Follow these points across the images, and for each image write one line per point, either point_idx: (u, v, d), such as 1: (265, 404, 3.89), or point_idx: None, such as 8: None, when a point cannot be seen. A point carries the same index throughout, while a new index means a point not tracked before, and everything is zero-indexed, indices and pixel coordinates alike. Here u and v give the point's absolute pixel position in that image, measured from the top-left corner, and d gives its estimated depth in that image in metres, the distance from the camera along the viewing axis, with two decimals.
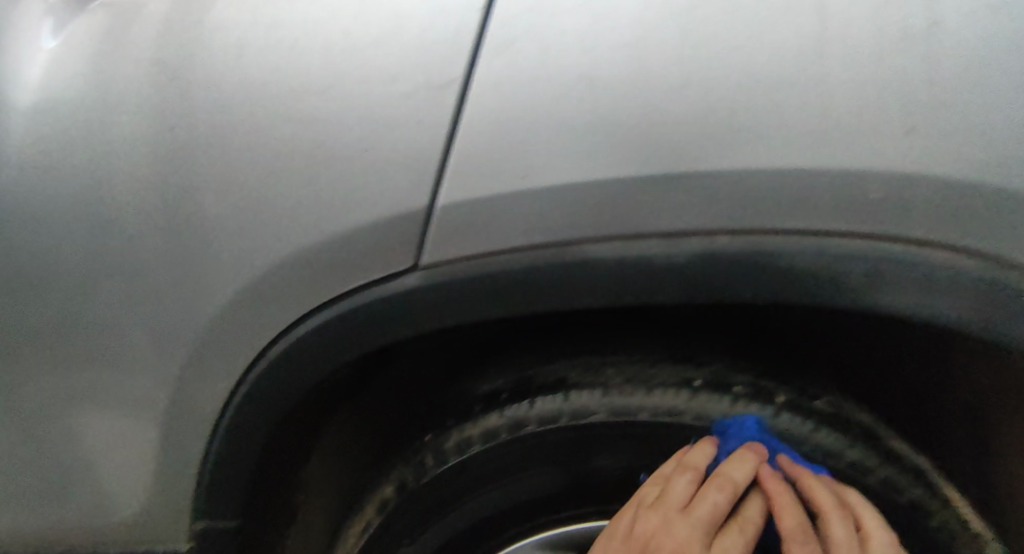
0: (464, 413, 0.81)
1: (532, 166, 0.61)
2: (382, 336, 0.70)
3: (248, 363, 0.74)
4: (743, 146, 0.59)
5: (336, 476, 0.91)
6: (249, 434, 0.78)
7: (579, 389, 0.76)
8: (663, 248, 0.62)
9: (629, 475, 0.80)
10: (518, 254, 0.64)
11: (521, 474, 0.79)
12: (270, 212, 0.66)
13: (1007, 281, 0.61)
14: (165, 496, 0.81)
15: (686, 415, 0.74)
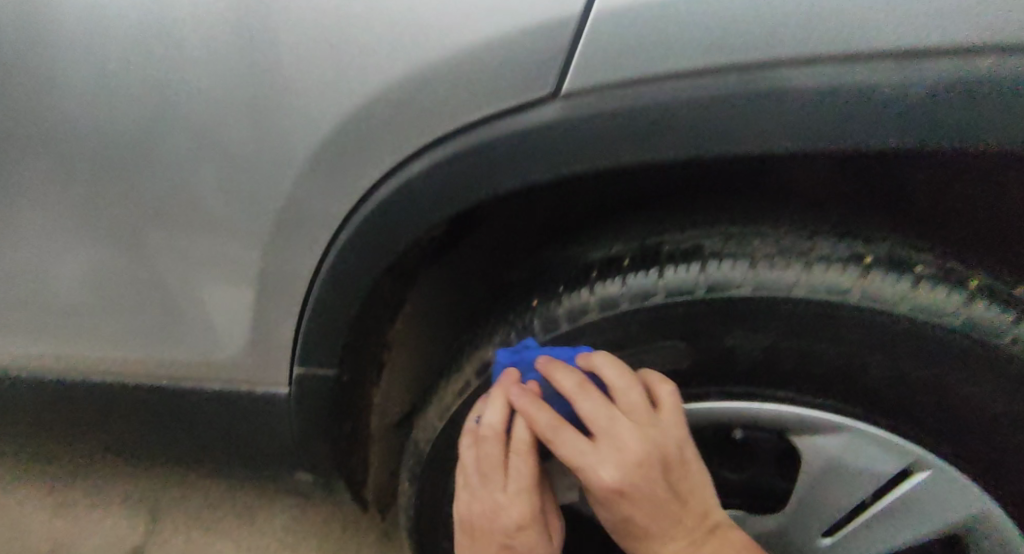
0: (576, 279, 0.72)
1: None
2: (508, 176, 0.64)
3: (355, 203, 0.69)
4: None
5: (427, 325, 0.90)
6: (348, 284, 0.74)
7: (717, 260, 0.65)
8: (842, 85, 0.55)
9: (772, 360, 0.67)
10: (681, 82, 0.57)
11: (643, 346, 0.69)
12: (375, 37, 0.60)
13: None
14: (273, 339, 0.82)
15: (853, 295, 0.62)
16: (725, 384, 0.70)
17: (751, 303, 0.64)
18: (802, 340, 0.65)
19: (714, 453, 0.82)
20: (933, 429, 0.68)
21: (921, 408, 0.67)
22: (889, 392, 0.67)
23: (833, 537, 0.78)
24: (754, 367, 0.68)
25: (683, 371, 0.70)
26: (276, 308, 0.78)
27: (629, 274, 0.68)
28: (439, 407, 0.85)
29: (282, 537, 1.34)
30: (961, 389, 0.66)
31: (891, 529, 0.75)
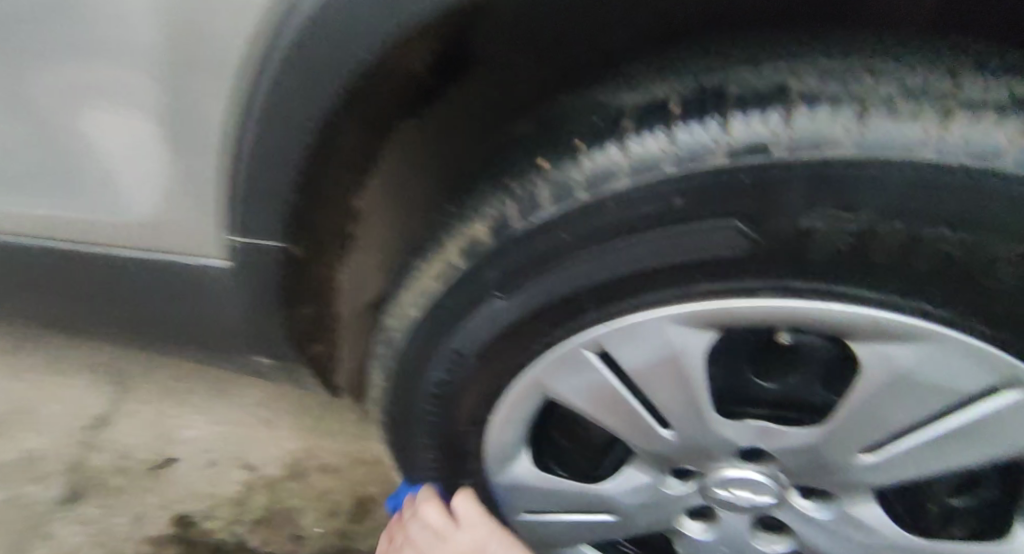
0: (603, 129, 0.55)
1: None
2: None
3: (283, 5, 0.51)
4: None
5: (390, 210, 0.70)
6: (291, 118, 0.56)
7: (811, 105, 0.48)
8: None
9: (860, 250, 0.49)
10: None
11: (683, 225, 0.51)
12: None
13: None
14: (198, 205, 0.67)
15: (1004, 160, 0.45)
16: (784, 280, 0.52)
17: (848, 164, 0.46)
18: (908, 221, 0.47)
19: (745, 361, 0.67)
20: None
21: None
22: (1009, 296, 0.50)
23: (876, 454, 0.64)
24: (833, 260, 0.50)
25: (733, 259, 0.52)
26: (194, 152, 0.62)
27: (682, 124, 0.50)
28: (417, 291, 0.69)
29: (257, 409, 1.28)
30: None
31: (952, 456, 0.61)
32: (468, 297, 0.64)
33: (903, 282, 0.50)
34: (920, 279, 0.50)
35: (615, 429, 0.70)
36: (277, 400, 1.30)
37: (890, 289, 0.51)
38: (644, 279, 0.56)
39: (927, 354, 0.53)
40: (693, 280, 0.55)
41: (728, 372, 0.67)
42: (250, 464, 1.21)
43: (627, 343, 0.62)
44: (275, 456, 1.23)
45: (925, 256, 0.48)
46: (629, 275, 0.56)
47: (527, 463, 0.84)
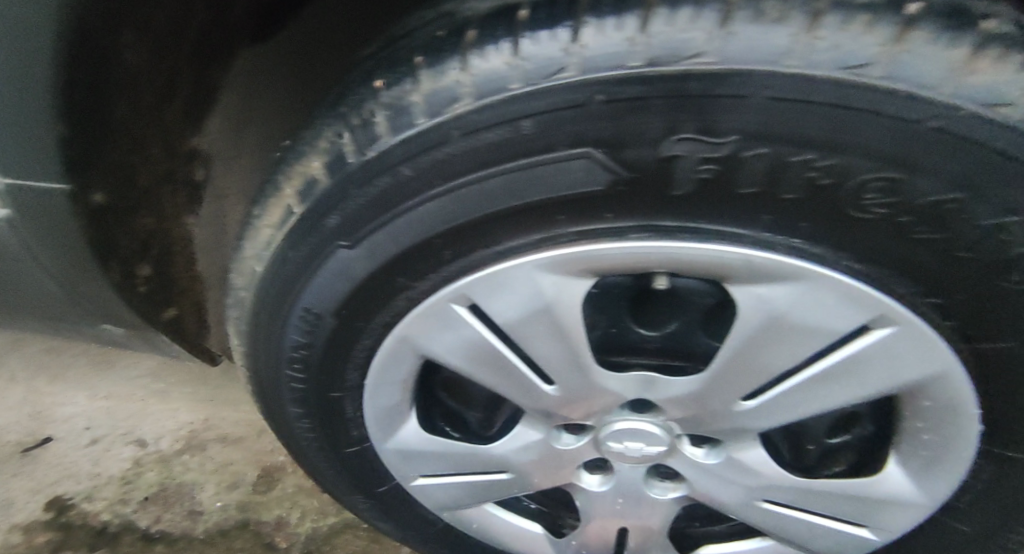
0: (444, 44, 0.47)
1: None
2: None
3: None
4: None
5: (248, 140, 0.71)
6: (25, 27, 0.48)
7: (670, 8, 0.41)
8: None
9: (727, 180, 0.44)
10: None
11: (535, 156, 0.45)
12: None
13: None
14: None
15: (872, 68, 0.39)
16: (650, 215, 0.47)
17: (704, 78, 0.40)
18: (774, 146, 0.42)
19: (624, 308, 0.62)
20: (931, 277, 0.48)
21: (923, 249, 0.46)
22: (881, 227, 0.45)
23: (757, 400, 0.61)
24: (699, 191, 0.45)
25: (595, 195, 0.46)
26: None
27: (528, 35, 0.43)
28: (259, 243, 0.61)
29: (148, 382, 1.20)
30: (978, 221, 0.44)
31: (824, 397, 0.58)
32: (312, 249, 0.56)
33: (774, 213, 0.45)
34: (792, 211, 0.45)
35: (493, 387, 0.64)
36: (170, 370, 1.21)
37: (761, 222, 0.46)
38: (501, 219, 0.50)
39: (798, 292, 0.50)
40: (557, 219, 0.49)
41: (606, 321, 0.62)
42: (141, 440, 1.13)
43: (496, 293, 0.55)
44: (169, 430, 1.15)
45: (793, 185, 0.43)
46: (480, 217, 0.49)
47: (412, 431, 0.78)
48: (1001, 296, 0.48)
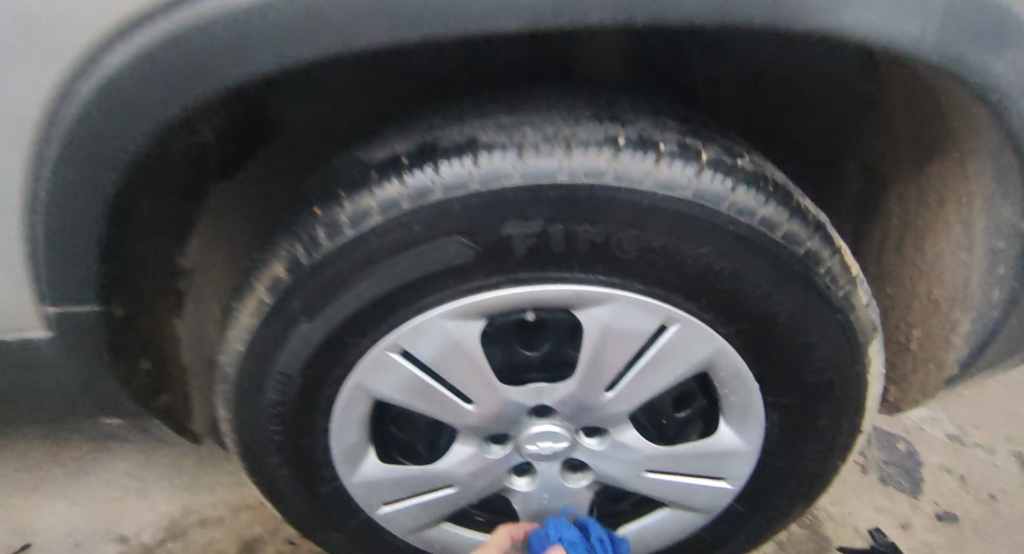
0: (356, 181, 0.72)
1: None
2: (233, 69, 0.54)
3: (34, 153, 0.58)
4: None
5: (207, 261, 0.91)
6: (74, 267, 0.66)
7: (491, 150, 0.67)
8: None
9: (544, 244, 0.69)
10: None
11: (422, 245, 0.69)
12: None
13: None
14: (63, 344, 0.74)
15: (606, 175, 0.66)
16: (510, 271, 0.71)
17: (519, 189, 0.66)
18: (565, 222, 0.68)
19: (512, 336, 0.82)
20: (683, 290, 0.73)
21: (668, 274, 0.71)
22: (638, 263, 0.71)
23: (616, 390, 0.81)
24: (531, 253, 0.70)
25: (466, 265, 0.71)
26: (17, 298, 0.69)
27: (409, 171, 0.69)
28: (239, 329, 0.81)
29: (125, 482, 1.29)
30: (695, 252, 0.70)
31: (654, 381, 0.80)
32: (281, 325, 0.77)
33: (580, 262, 0.71)
34: (591, 260, 0.71)
35: (429, 411, 0.82)
36: (142, 469, 1.31)
37: (577, 267, 0.71)
38: (408, 291, 0.72)
39: (615, 308, 0.74)
40: (448, 284, 0.72)
41: (503, 347, 0.82)
42: (124, 535, 1.21)
43: (417, 338, 0.77)
44: (148, 521, 1.24)
45: (585, 243, 0.69)
46: (394, 289, 0.72)
47: (372, 461, 0.96)
48: (726, 297, 0.73)
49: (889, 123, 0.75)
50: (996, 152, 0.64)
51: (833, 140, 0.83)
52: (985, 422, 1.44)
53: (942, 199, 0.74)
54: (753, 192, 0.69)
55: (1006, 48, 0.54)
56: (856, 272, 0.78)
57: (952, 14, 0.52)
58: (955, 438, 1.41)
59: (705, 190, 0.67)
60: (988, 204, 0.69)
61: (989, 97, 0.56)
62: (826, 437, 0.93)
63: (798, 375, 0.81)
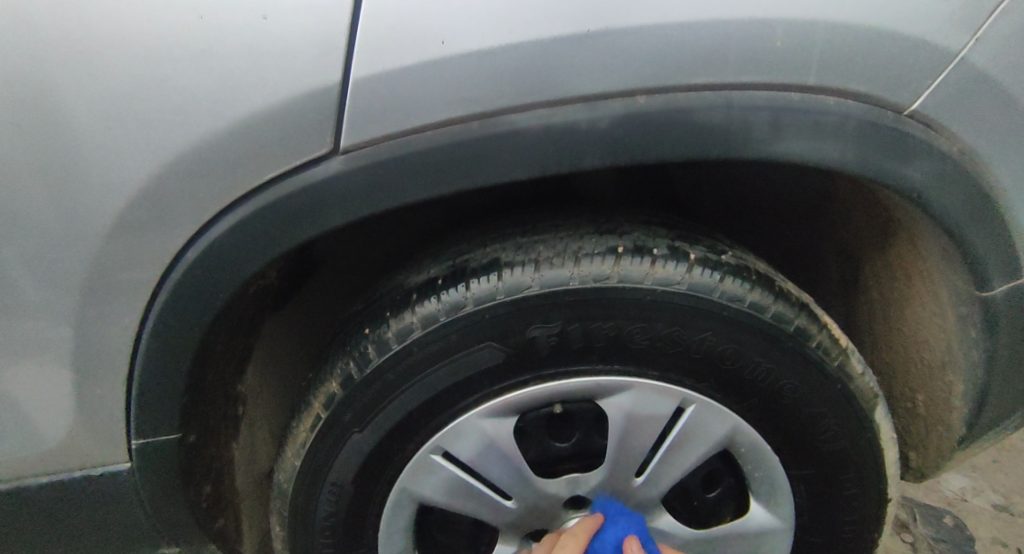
0: (399, 303, 0.80)
1: (413, 106, 0.61)
2: (303, 227, 0.66)
3: (143, 303, 0.71)
4: (584, 65, 0.60)
5: (273, 385, 1.00)
6: (166, 399, 0.77)
7: (513, 267, 0.77)
8: (563, 152, 0.62)
9: (564, 343, 0.78)
10: (439, 131, 0.62)
11: (458, 354, 0.77)
12: (89, 193, 0.65)
13: (888, 123, 0.64)
14: (145, 475, 0.82)
15: (611, 279, 0.76)
16: (537, 368, 0.79)
17: (538, 297, 0.76)
18: (580, 321, 0.77)
19: (544, 433, 0.87)
20: (693, 373, 0.81)
21: (677, 358, 0.80)
22: (649, 350, 0.79)
23: (645, 475, 0.87)
24: (554, 351, 0.78)
25: (497, 368, 0.79)
26: (112, 431, 0.79)
27: (443, 291, 0.78)
28: (295, 446, 0.87)
29: None
30: (697, 339, 0.79)
31: (679, 461, 0.86)
32: (332, 444, 0.84)
33: (599, 354, 0.79)
34: (608, 352, 0.79)
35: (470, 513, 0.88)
36: None
37: (596, 361, 0.80)
38: (447, 397, 0.80)
39: (634, 395, 0.82)
40: (485, 388, 0.80)
41: (536, 444, 0.87)
42: None
43: (456, 441, 0.83)
44: None
45: (600, 337, 0.78)
46: (433, 397, 0.80)
47: None
48: (732, 376, 0.82)
49: (851, 211, 0.85)
50: (937, 239, 0.75)
51: (810, 232, 0.93)
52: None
53: (907, 274, 0.84)
54: (739, 283, 0.79)
55: (915, 158, 0.65)
56: (847, 344, 0.85)
57: (866, 139, 0.64)
58: (1002, 508, 1.40)
59: (697, 282, 0.78)
60: (942, 274, 0.80)
61: (910, 196, 0.68)
62: (858, 516, 0.93)
63: (812, 445, 0.87)
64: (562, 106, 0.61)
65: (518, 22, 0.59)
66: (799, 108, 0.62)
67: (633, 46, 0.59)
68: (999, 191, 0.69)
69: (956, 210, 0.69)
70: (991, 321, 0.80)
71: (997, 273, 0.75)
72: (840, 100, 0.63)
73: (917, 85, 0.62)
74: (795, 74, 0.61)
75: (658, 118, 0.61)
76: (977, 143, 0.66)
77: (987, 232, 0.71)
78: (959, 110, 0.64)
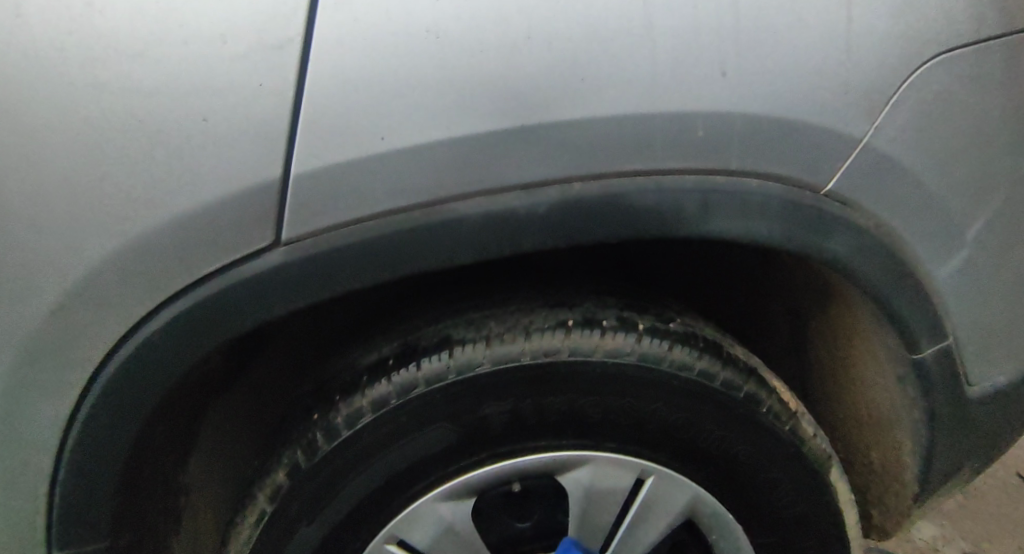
0: (350, 386, 0.76)
1: (355, 198, 0.61)
2: (240, 319, 0.65)
3: (71, 402, 0.67)
4: (517, 156, 0.61)
5: (220, 485, 0.90)
6: (97, 501, 0.73)
7: (463, 344, 0.75)
8: (502, 239, 0.64)
9: (517, 420, 0.78)
10: (381, 220, 0.62)
11: (410, 438, 0.75)
12: (11, 296, 0.62)
13: (807, 203, 0.67)
14: None
15: (562, 352, 0.76)
16: (494, 447, 0.79)
17: (489, 375, 0.75)
18: (533, 397, 0.77)
19: (505, 514, 0.85)
20: (649, 444, 0.82)
21: (631, 430, 0.81)
22: (602, 424, 0.80)
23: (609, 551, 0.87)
24: (507, 428, 0.78)
25: (451, 449, 0.78)
26: (35, 541, 0.74)
27: (393, 372, 0.75)
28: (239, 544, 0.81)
29: None
30: (650, 410, 0.80)
31: (642, 534, 0.86)
32: (274, 542, 0.80)
33: (554, 429, 0.79)
34: (562, 427, 0.79)
35: None
36: None
37: (551, 436, 0.80)
38: (400, 482, 0.78)
39: (593, 470, 0.82)
40: (440, 471, 0.79)
41: (497, 524, 0.86)
42: None
43: (412, 527, 0.81)
44: None
45: (553, 413, 0.78)
46: (386, 482, 0.78)
47: None
48: (687, 445, 0.82)
49: (792, 273, 0.88)
50: (867, 306, 0.78)
51: (752, 298, 0.96)
52: (991, 535, 1.44)
53: (850, 334, 0.88)
54: (689, 351, 0.79)
55: (837, 233, 0.69)
56: (797, 407, 0.87)
57: (789, 217, 0.67)
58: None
59: (648, 353, 0.78)
60: (879, 336, 0.83)
61: (836, 267, 0.71)
62: None
63: (772, 510, 0.88)
64: (501, 194, 0.62)
65: (453, 117, 0.59)
66: (724, 190, 0.65)
67: (561, 138, 0.61)
68: (917, 259, 0.73)
69: (877, 278, 0.73)
70: (925, 381, 0.83)
71: (926, 336, 0.78)
72: (762, 182, 0.66)
73: (831, 165, 0.66)
74: (717, 159, 0.64)
75: (592, 204, 0.64)
76: (892, 218, 0.70)
77: (911, 299, 0.75)
78: (875, 187, 0.68)
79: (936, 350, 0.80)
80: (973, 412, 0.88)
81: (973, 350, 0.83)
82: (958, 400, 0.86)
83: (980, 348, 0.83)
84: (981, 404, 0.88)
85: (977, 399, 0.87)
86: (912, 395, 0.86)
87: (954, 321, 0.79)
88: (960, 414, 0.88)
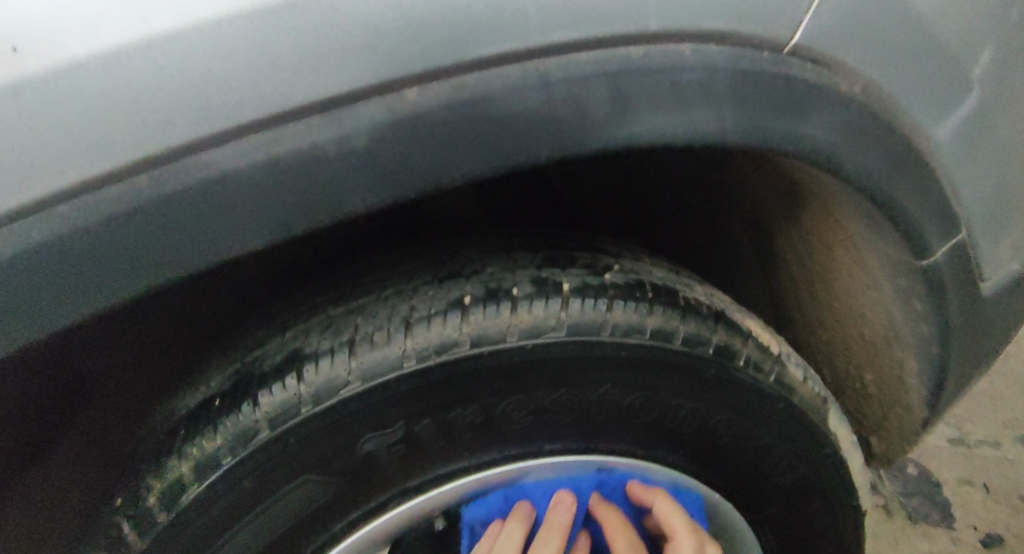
0: (163, 446, 0.56)
1: (19, 165, 0.36)
2: None
3: None
4: (303, 63, 0.37)
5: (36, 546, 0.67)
6: None
7: (315, 360, 0.53)
8: (317, 202, 0.40)
9: (415, 447, 0.56)
10: (95, 198, 0.37)
11: (267, 502, 0.54)
12: None
13: (765, 71, 0.45)
14: None
15: (461, 346, 0.54)
16: (393, 488, 0.57)
17: (361, 396, 0.52)
18: (432, 415, 0.55)
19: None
20: (604, 439, 0.62)
21: (576, 426, 0.60)
22: (534, 427, 0.59)
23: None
24: (403, 462, 0.56)
25: (333, 504, 0.56)
26: None
27: (223, 420, 0.53)
28: None
29: None
30: (594, 398, 0.59)
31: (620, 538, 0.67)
32: None
33: (470, 450, 0.58)
34: (482, 443, 0.58)
35: None
36: None
37: (469, 458, 0.58)
38: None
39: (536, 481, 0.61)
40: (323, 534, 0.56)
41: None
42: None
43: None
44: None
45: (464, 429, 0.56)
46: None
47: None
48: (650, 430, 0.62)
49: (743, 177, 0.67)
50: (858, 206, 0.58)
51: (703, 222, 0.75)
52: (979, 411, 1.26)
53: (828, 247, 0.68)
54: (635, 309, 0.58)
55: (809, 111, 0.48)
56: (778, 349, 0.67)
57: (743, 98, 0.46)
58: (960, 442, 1.22)
59: (580, 323, 0.56)
60: (872, 244, 0.63)
61: (818, 161, 0.50)
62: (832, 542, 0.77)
63: (769, 483, 0.70)
64: (285, 127, 0.38)
65: (166, 13, 0.36)
66: (641, 69, 0.43)
67: (366, 22, 0.38)
68: (916, 132, 0.53)
69: (870, 166, 0.52)
70: (935, 288, 0.64)
71: (933, 232, 0.59)
72: (696, 50, 0.44)
73: (791, 10, 0.44)
74: (627, 21, 0.42)
75: (445, 123, 0.40)
76: (882, 77, 0.49)
77: (915, 187, 0.55)
78: (855, 35, 0.47)
79: (945, 246, 0.61)
80: (987, 312, 0.71)
81: (986, 238, 0.65)
82: (971, 303, 0.68)
83: (992, 233, 0.65)
84: (996, 300, 0.71)
85: (991, 296, 0.70)
86: (921, 310, 0.67)
87: (965, 205, 0.60)
88: (975, 319, 0.70)
